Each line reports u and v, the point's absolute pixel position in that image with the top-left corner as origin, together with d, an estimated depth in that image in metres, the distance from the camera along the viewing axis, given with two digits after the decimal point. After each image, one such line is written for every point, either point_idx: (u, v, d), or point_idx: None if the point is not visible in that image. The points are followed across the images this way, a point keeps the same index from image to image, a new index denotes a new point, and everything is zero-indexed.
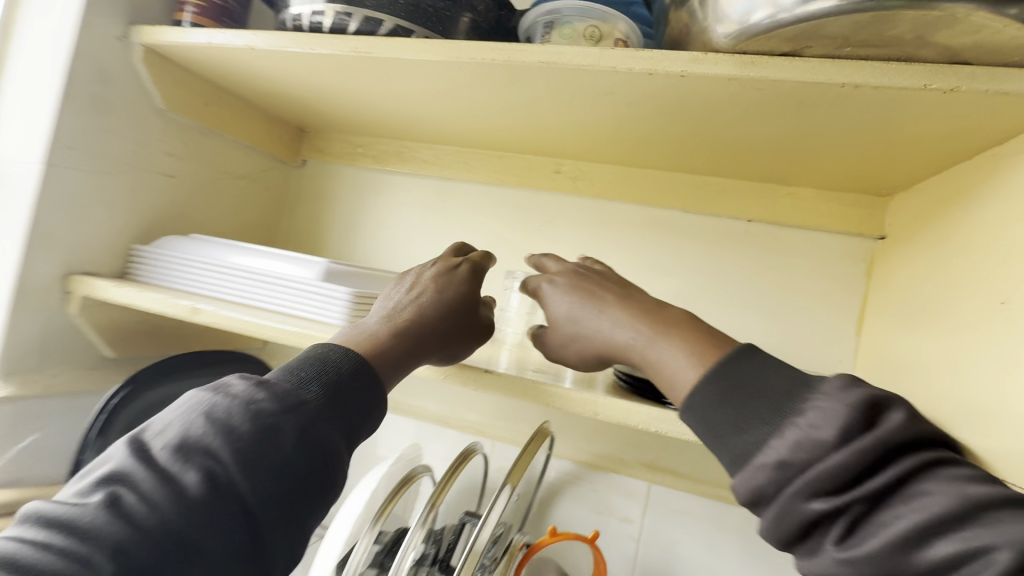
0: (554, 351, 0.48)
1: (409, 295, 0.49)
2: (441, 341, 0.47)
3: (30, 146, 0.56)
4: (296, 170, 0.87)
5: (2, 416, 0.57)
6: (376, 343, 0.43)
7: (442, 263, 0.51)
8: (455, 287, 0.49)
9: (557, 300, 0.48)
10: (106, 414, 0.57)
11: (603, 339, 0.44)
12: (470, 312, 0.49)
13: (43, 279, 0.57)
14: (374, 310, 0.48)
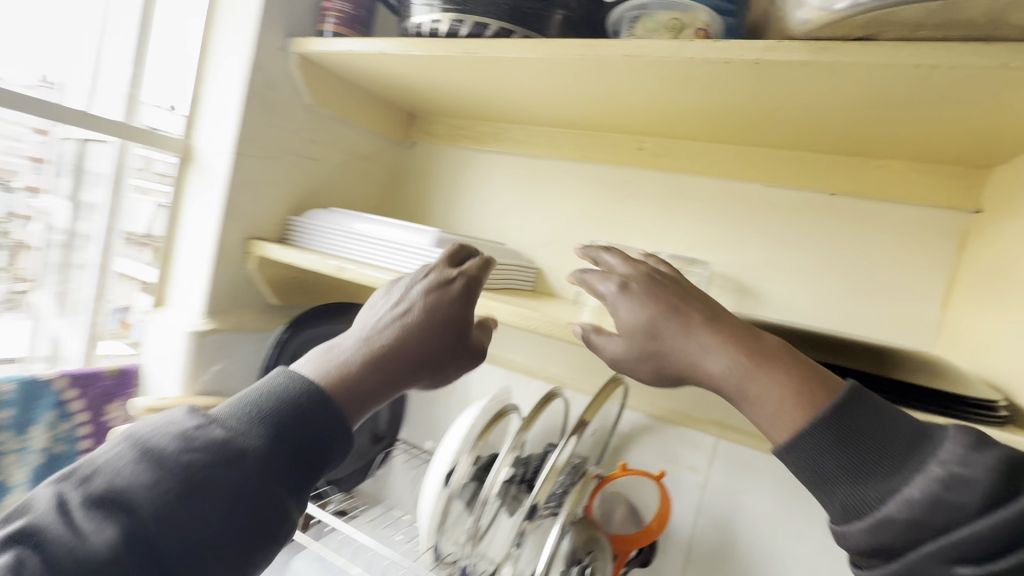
0: (622, 365, 0.44)
1: (396, 312, 0.47)
2: (428, 368, 0.47)
3: (222, 141, 0.73)
4: (407, 151, 1.00)
5: (213, 342, 0.75)
6: (359, 373, 0.43)
7: (434, 277, 0.50)
8: (449, 307, 0.48)
9: (634, 308, 0.42)
10: (279, 346, 0.75)
11: (689, 362, 0.39)
12: (458, 336, 0.48)
13: (232, 243, 0.75)
14: (355, 327, 0.47)
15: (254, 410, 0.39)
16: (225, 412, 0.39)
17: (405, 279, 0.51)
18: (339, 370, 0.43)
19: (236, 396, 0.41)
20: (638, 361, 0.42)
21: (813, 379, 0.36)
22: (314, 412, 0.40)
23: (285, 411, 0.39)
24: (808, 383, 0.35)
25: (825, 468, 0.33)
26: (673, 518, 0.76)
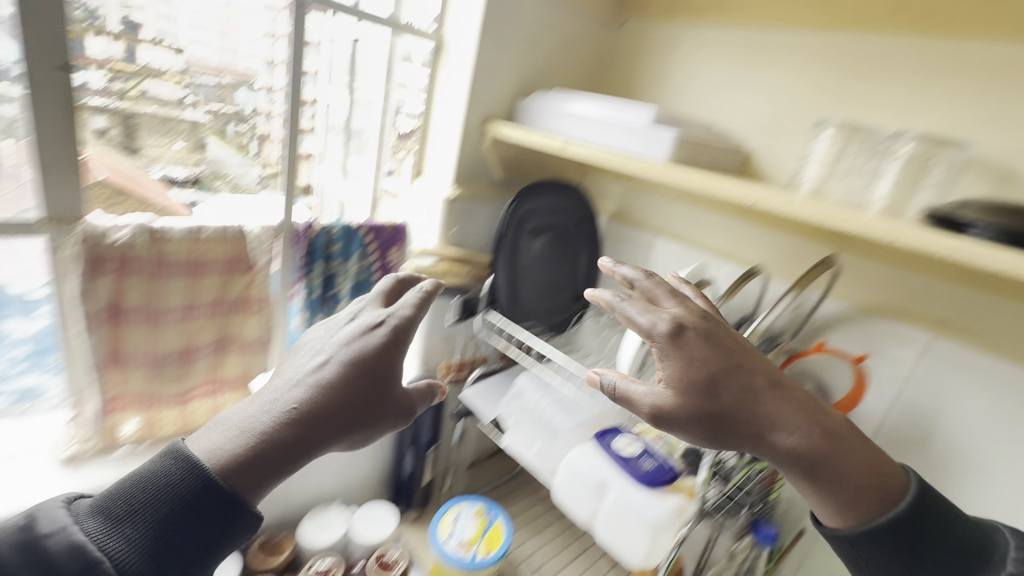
0: (666, 417, 0.46)
1: (324, 360, 0.46)
2: (355, 422, 0.45)
3: (467, 30, 0.84)
4: (619, 31, 1.01)
5: (461, 209, 0.94)
6: (276, 434, 0.41)
7: (365, 324, 0.50)
8: (376, 360, 0.47)
9: (696, 366, 0.45)
10: (508, 215, 0.89)
11: (751, 423, 0.45)
12: (382, 390, 0.47)
13: (473, 124, 0.89)
14: (275, 381, 0.46)
15: (121, 506, 0.37)
16: (91, 510, 0.37)
17: (331, 330, 0.51)
18: (251, 430, 0.41)
19: (120, 478, 0.39)
20: (693, 421, 0.45)
21: (861, 452, 0.44)
22: (196, 494, 0.38)
23: (160, 502, 0.37)
24: (852, 455, 0.44)
25: (875, 566, 0.42)
26: (862, 406, 0.76)
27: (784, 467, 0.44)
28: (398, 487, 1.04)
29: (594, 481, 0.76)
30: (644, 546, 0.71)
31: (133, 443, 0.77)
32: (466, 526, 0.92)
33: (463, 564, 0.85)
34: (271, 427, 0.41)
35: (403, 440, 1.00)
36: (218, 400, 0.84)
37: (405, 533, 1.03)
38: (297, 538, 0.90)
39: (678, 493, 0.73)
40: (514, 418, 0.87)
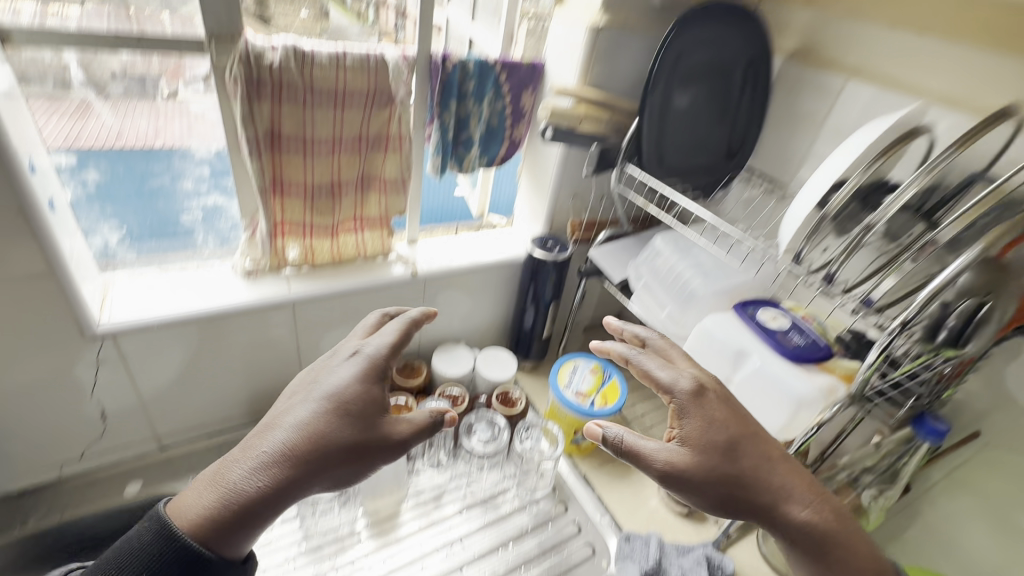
0: (688, 473, 0.53)
1: (310, 396, 0.53)
2: (350, 456, 0.51)
3: None
4: None
5: (606, 41, 0.81)
6: (273, 476, 0.48)
7: (358, 362, 0.56)
8: (360, 399, 0.54)
9: (717, 427, 0.54)
10: (665, 45, 0.74)
11: (766, 495, 0.52)
12: (370, 425, 0.53)
13: None
14: (269, 421, 0.52)
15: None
16: None
17: (326, 363, 0.58)
18: (257, 467, 0.48)
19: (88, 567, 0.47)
20: (710, 481, 0.53)
21: (862, 536, 0.53)
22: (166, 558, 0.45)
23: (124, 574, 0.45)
24: (856, 536, 0.52)
25: None
26: None
27: (802, 543, 0.52)
28: (518, 338, 1.09)
29: (732, 349, 0.70)
30: (783, 418, 0.66)
31: (297, 266, 0.86)
32: (584, 378, 0.94)
33: (580, 410, 0.89)
34: (272, 463, 0.48)
35: (525, 295, 1.02)
36: (363, 238, 0.89)
37: (522, 379, 1.10)
38: (432, 367, 0.99)
39: (830, 372, 0.66)
40: (643, 281, 0.84)
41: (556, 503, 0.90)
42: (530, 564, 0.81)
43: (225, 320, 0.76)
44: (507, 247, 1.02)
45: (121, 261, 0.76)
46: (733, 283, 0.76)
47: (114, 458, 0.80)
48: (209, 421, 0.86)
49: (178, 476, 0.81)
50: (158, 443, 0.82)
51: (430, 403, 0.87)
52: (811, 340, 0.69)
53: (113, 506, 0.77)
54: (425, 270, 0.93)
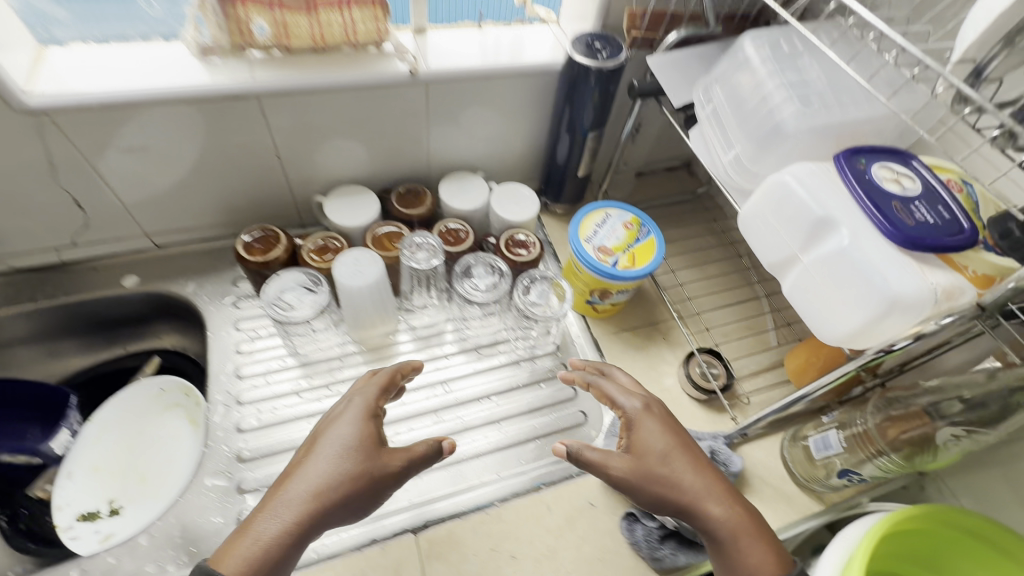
0: (629, 478, 0.53)
1: (318, 444, 0.51)
2: (359, 497, 0.49)
3: None
4: None
5: None
6: (291, 517, 0.47)
7: (360, 404, 0.55)
8: (357, 434, 0.52)
9: (656, 434, 0.55)
10: None
11: (691, 499, 0.51)
12: (371, 460, 0.50)
13: None
14: (289, 469, 0.51)
15: None
16: None
17: (336, 410, 0.56)
18: (280, 515, 0.47)
19: None
20: (643, 484, 0.53)
21: (776, 541, 0.50)
22: None
23: None
24: (768, 538, 0.50)
25: None
26: None
27: (714, 541, 0.51)
28: (549, 174, 0.90)
29: (811, 217, 0.48)
30: (856, 325, 0.46)
31: (267, 50, 0.69)
32: (614, 232, 0.77)
33: (600, 270, 0.73)
34: (294, 510, 0.47)
35: (560, 120, 0.80)
36: (351, 17, 0.68)
37: (547, 225, 0.95)
38: (437, 198, 0.84)
39: (954, 271, 0.45)
40: (712, 106, 0.60)
41: (556, 364, 0.81)
42: (511, 421, 0.75)
43: (178, 107, 0.65)
44: (542, 52, 0.77)
45: (68, 43, 0.64)
46: (845, 119, 0.50)
47: (109, 250, 0.79)
48: (199, 225, 0.81)
49: (171, 276, 0.80)
50: (151, 240, 0.80)
51: (422, 236, 0.74)
52: (946, 219, 0.46)
53: (113, 295, 0.79)
54: (426, 71, 0.72)
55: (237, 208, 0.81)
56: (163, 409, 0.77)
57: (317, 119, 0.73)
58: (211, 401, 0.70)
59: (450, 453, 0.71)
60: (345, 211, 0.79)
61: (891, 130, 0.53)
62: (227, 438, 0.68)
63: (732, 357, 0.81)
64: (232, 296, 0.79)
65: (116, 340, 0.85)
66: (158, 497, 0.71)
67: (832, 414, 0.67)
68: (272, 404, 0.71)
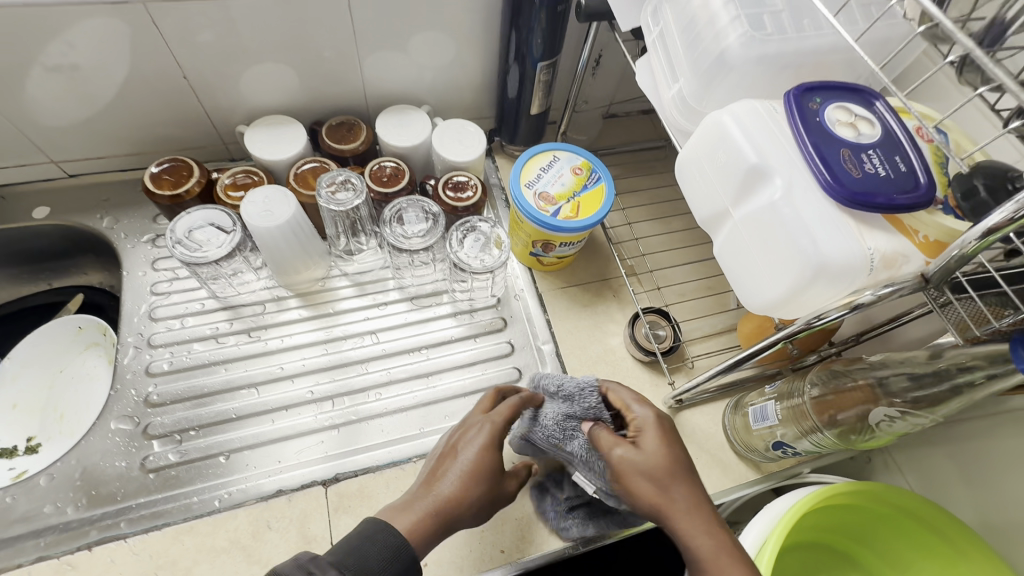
0: (628, 478, 0.49)
1: (455, 461, 0.52)
2: (485, 509, 0.51)
3: None
4: None
5: None
6: (428, 522, 0.48)
7: (494, 425, 0.54)
8: (492, 457, 0.52)
9: (660, 446, 0.50)
10: None
11: (673, 517, 0.47)
12: (496, 485, 0.52)
13: None
14: (426, 477, 0.52)
15: None
16: None
17: (466, 421, 0.56)
18: (432, 517, 0.48)
19: None
20: (643, 491, 0.49)
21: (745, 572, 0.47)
22: None
23: None
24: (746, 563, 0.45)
25: None
26: None
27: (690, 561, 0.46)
28: (502, 111, 0.82)
29: (745, 164, 0.41)
30: (784, 293, 0.40)
31: None
32: (559, 178, 0.69)
33: (541, 221, 0.67)
34: (441, 511, 0.49)
35: (508, 47, 0.71)
36: None
37: (501, 167, 0.88)
38: (374, 133, 0.77)
39: (900, 234, 0.38)
40: (659, 31, 0.51)
41: (496, 318, 0.76)
42: (442, 375, 0.71)
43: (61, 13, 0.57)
44: None
45: None
46: (801, 47, 0.43)
47: (15, 177, 0.73)
48: (115, 153, 0.75)
49: (87, 209, 0.75)
50: (62, 169, 0.74)
51: (346, 173, 0.67)
52: (902, 171, 0.39)
53: (24, 227, 0.74)
54: None
55: (156, 136, 0.75)
56: (83, 349, 0.75)
57: (233, 39, 0.65)
58: (122, 343, 0.67)
59: (372, 406, 0.68)
60: (268, 143, 0.72)
61: (855, 65, 0.45)
62: (136, 382, 0.65)
63: (683, 318, 0.76)
64: (150, 233, 0.74)
65: (40, 276, 0.81)
66: (73, 437, 0.69)
67: (776, 384, 0.63)
68: (187, 347, 0.68)
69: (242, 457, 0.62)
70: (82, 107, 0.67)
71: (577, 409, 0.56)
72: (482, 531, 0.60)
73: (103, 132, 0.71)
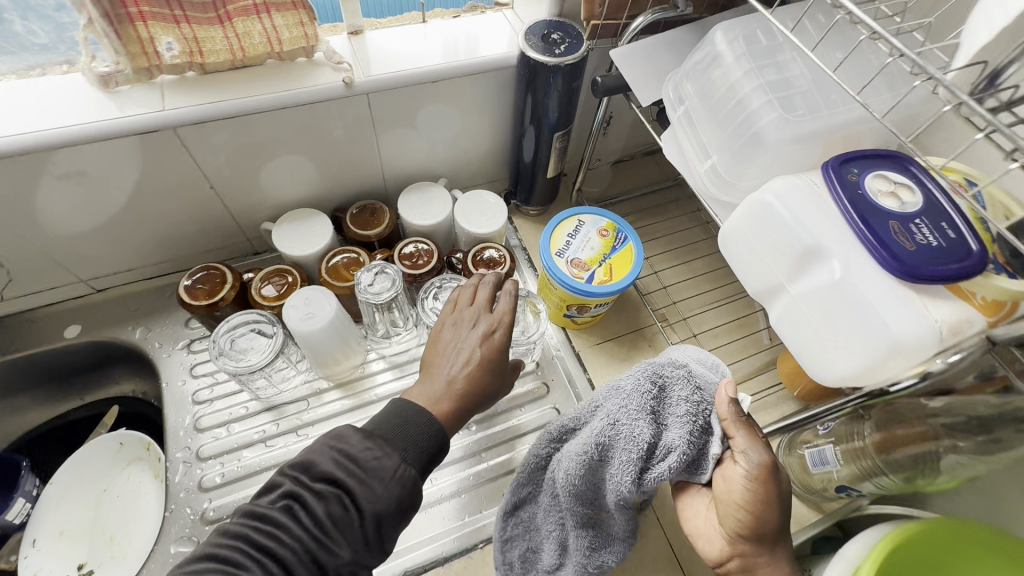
0: (751, 485, 0.45)
1: (454, 347, 0.57)
2: (493, 389, 0.56)
3: None
4: None
5: None
6: (452, 397, 0.53)
7: (486, 316, 0.59)
8: (490, 340, 0.57)
9: (787, 489, 0.47)
10: None
11: (768, 538, 0.47)
12: (497, 364, 0.57)
13: None
14: (447, 355, 0.57)
15: None
16: None
17: (462, 313, 0.60)
18: (453, 392, 0.53)
19: None
20: (759, 506, 0.45)
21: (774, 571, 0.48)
22: None
23: None
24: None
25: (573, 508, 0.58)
26: None
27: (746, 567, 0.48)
28: (518, 174, 0.83)
29: (799, 245, 0.42)
30: (855, 367, 0.40)
31: (181, 72, 0.61)
32: (588, 242, 0.70)
33: (575, 288, 0.67)
34: (460, 388, 0.53)
35: (523, 111, 0.71)
36: (272, 22, 0.60)
37: (520, 227, 0.89)
38: (396, 213, 0.78)
39: (961, 301, 0.39)
40: (684, 110, 0.53)
41: (537, 384, 0.76)
42: (492, 450, 0.72)
43: (89, 145, 0.57)
44: (497, 45, 0.70)
45: None
46: (834, 124, 0.44)
47: (45, 299, 0.73)
48: (141, 263, 0.75)
49: (118, 321, 0.75)
50: (89, 285, 0.74)
51: (380, 263, 0.68)
52: (952, 239, 0.40)
53: (55, 348, 0.73)
54: (366, 80, 0.64)
55: (180, 242, 0.75)
56: (127, 464, 0.74)
57: (253, 142, 0.66)
58: (171, 460, 0.66)
59: (428, 493, 0.68)
60: (295, 238, 0.73)
61: (882, 130, 0.47)
62: (190, 500, 0.64)
63: (722, 362, 0.76)
64: (184, 339, 0.74)
65: (70, 392, 0.80)
66: (126, 560, 0.67)
67: (829, 426, 0.63)
68: (237, 455, 0.67)
69: None
70: (109, 224, 0.68)
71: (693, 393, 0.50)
72: None
73: (129, 245, 0.72)
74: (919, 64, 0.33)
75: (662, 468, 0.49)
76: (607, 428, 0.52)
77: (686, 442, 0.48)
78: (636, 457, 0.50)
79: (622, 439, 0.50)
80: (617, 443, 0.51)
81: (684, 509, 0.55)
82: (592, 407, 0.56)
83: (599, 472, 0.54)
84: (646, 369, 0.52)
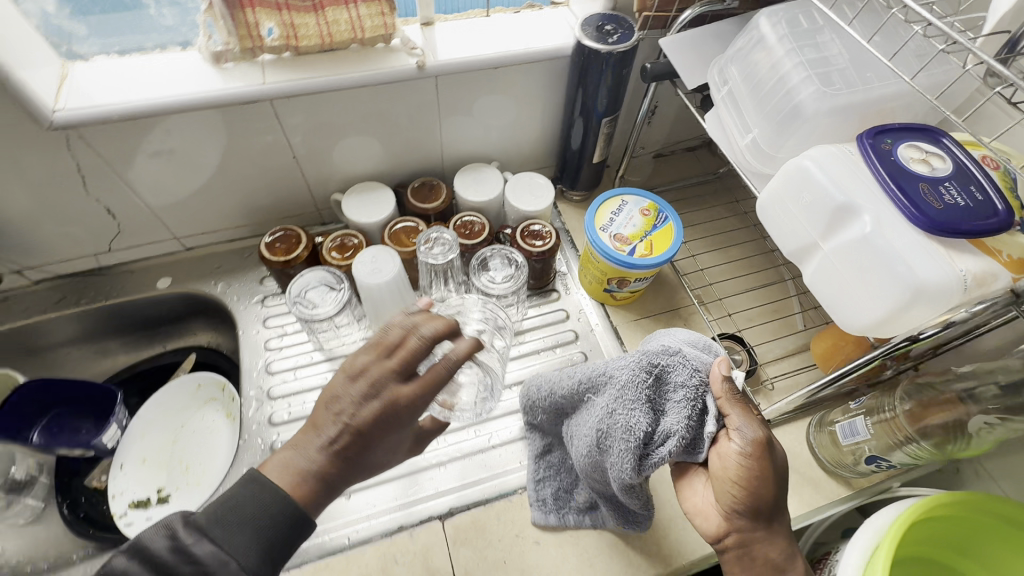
0: (740, 459, 0.48)
1: (334, 408, 0.45)
2: (374, 465, 0.47)
3: None
4: None
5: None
6: (302, 484, 0.43)
7: (395, 376, 0.45)
8: (385, 412, 0.44)
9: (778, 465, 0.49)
10: None
11: (761, 514, 0.48)
12: (383, 441, 0.45)
13: None
14: (326, 415, 0.45)
15: None
16: None
17: (373, 359, 0.46)
18: (308, 477, 0.43)
19: None
20: (751, 480, 0.48)
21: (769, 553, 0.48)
22: None
23: None
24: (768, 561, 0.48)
25: (593, 480, 0.62)
26: None
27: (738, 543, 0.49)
28: (564, 159, 0.89)
29: (832, 202, 0.47)
30: (879, 311, 0.45)
31: (278, 52, 0.69)
32: (630, 219, 0.75)
33: (616, 259, 0.72)
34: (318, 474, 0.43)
35: (573, 103, 0.78)
36: (357, 12, 0.68)
37: (563, 211, 0.95)
38: (451, 190, 0.85)
39: (986, 254, 0.42)
40: (727, 89, 0.58)
41: (576, 354, 0.81)
42: None
43: (194, 112, 0.66)
44: (555, 37, 0.76)
45: (90, 57, 0.66)
46: (871, 97, 0.49)
47: (142, 253, 0.83)
48: (226, 227, 0.84)
49: (202, 276, 0.84)
50: (180, 243, 0.83)
51: (438, 230, 0.75)
52: (978, 200, 0.43)
53: (148, 296, 0.83)
54: (436, 63, 0.72)
55: (260, 209, 0.83)
56: (202, 404, 0.82)
57: (333, 119, 0.74)
58: (245, 396, 0.74)
59: (473, 442, 0.74)
60: (363, 207, 0.80)
61: (916, 105, 0.51)
62: (261, 431, 0.71)
63: (755, 341, 0.79)
64: (259, 295, 0.83)
65: (155, 338, 0.89)
66: (200, 485, 0.74)
67: (860, 400, 0.65)
68: (302, 397, 0.74)
69: (362, 496, 0.69)
70: (201, 189, 0.77)
71: (687, 378, 0.51)
72: (593, 560, 0.65)
73: (216, 208, 0.80)
74: (946, 33, 0.37)
75: (662, 453, 0.51)
76: (606, 416, 0.53)
77: (684, 427, 0.50)
78: (634, 445, 0.51)
79: (619, 427, 0.52)
80: (615, 432, 0.53)
81: (683, 492, 0.56)
82: (596, 392, 0.57)
83: (604, 455, 0.56)
84: (641, 358, 0.52)
